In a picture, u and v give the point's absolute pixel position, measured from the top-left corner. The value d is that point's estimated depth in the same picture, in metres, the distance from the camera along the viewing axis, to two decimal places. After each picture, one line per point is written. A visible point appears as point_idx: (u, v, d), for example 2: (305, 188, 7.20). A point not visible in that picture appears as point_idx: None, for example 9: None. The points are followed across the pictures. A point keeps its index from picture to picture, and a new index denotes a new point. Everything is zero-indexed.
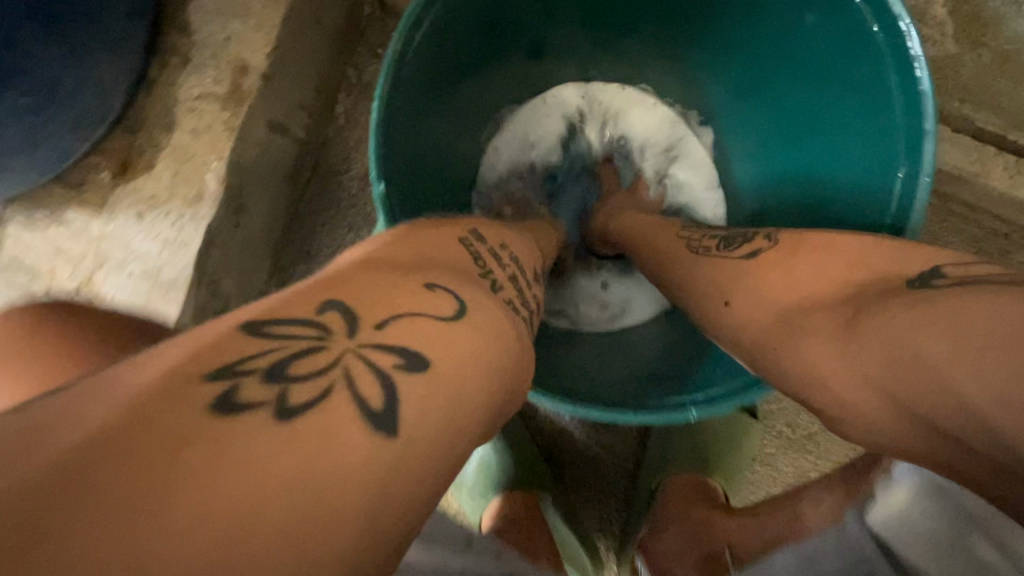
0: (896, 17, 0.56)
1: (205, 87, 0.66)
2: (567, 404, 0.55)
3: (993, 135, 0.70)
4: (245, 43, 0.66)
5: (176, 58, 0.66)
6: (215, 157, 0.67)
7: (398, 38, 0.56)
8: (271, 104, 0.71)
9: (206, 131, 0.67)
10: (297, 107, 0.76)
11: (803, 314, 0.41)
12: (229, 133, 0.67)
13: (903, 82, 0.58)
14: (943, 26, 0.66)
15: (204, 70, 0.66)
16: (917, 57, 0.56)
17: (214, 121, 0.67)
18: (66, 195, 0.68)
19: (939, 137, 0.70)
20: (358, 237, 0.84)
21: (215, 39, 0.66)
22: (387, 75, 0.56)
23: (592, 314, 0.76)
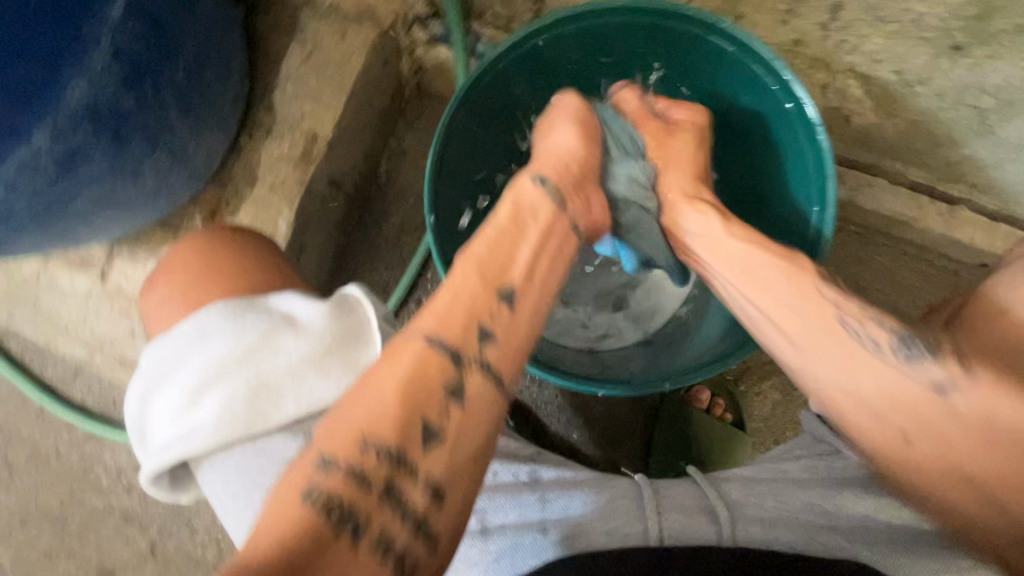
0: (787, 77, 0.63)
1: (283, 152, 0.84)
2: (570, 381, 0.65)
3: (925, 186, 0.81)
4: (316, 118, 0.84)
5: (261, 130, 0.85)
6: (287, 206, 0.83)
7: (434, 148, 0.65)
8: (332, 165, 0.88)
9: (281, 185, 0.83)
10: (350, 168, 0.93)
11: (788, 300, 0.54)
12: (300, 187, 0.83)
13: (803, 119, 0.64)
14: (862, 102, 0.75)
15: (283, 139, 0.84)
16: (806, 99, 0.62)
17: (288, 178, 0.83)
18: (167, 236, 0.84)
19: (880, 187, 0.81)
20: (394, 275, 0.99)
21: (292, 116, 0.84)
22: (430, 173, 0.65)
23: (631, 327, 0.83)
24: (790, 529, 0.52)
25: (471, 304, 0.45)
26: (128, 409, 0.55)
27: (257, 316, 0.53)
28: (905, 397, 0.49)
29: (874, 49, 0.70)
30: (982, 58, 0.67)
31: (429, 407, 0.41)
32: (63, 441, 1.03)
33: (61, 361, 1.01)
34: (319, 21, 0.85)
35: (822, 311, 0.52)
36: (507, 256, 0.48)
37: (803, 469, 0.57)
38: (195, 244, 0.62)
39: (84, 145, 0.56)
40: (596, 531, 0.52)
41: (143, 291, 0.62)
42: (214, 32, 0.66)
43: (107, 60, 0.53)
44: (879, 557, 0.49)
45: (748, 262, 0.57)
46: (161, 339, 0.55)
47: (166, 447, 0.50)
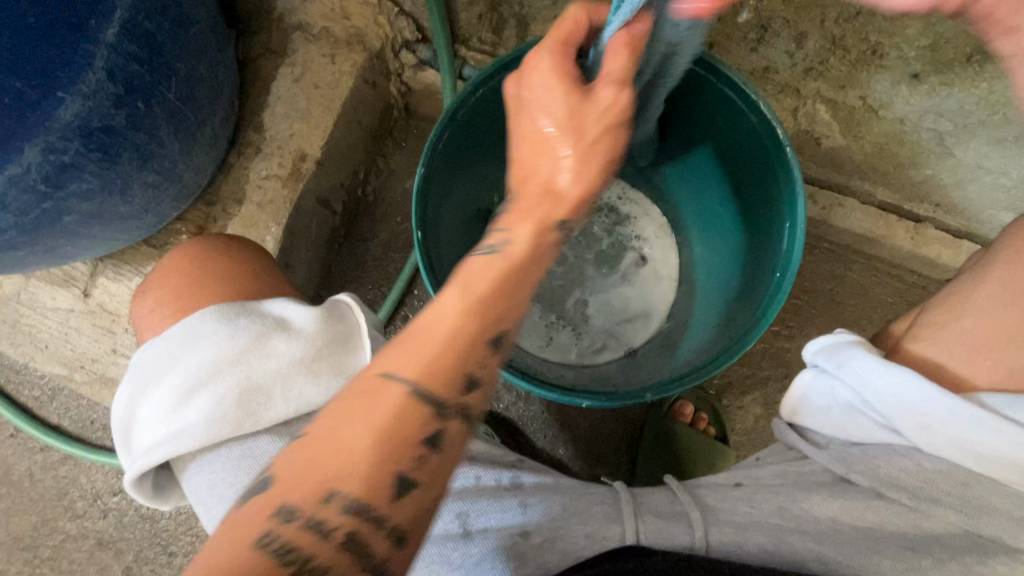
0: (757, 99, 0.66)
1: (272, 170, 0.85)
2: (553, 393, 0.66)
3: (892, 206, 0.85)
4: (305, 138, 0.86)
5: (250, 149, 0.86)
6: (275, 223, 0.84)
7: (421, 169, 0.67)
8: (319, 183, 0.89)
9: (270, 203, 0.84)
10: (337, 187, 0.95)
11: None
12: (288, 205, 0.84)
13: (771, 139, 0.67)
14: (830, 125, 0.79)
15: (272, 158, 0.85)
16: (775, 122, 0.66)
17: (276, 196, 0.85)
18: (152, 253, 0.84)
19: (851, 207, 0.84)
20: (380, 291, 1.00)
21: (281, 135, 0.86)
22: (417, 193, 0.67)
23: (614, 339, 0.85)
24: (761, 531, 0.54)
25: (449, 360, 0.41)
26: (115, 412, 0.55)
27: (249, 320, 0.54)
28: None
29: (839, 76, 0.75)
30: (938, 84, 0.71)
31: (404, 459, 0.38)
32: (37, 464, 1.00)
33: (38, 382, 0.99)
34: (309, 45, 0.87)
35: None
36: (509, 293, 0.45)
37: (775, 474, 0.58)
38: (190, 250, 0.63)
39: (74, 162, 0.57)
40: (575, 532, 0.55)
41: (133, 299, 0.63)
42: (207, 53, 0.68)
43: (101, 80, 0.54)
44: (840, 558, 0.52)
45: None
46: (154, 341, 0.56)
47: (151, 449, 0.50)
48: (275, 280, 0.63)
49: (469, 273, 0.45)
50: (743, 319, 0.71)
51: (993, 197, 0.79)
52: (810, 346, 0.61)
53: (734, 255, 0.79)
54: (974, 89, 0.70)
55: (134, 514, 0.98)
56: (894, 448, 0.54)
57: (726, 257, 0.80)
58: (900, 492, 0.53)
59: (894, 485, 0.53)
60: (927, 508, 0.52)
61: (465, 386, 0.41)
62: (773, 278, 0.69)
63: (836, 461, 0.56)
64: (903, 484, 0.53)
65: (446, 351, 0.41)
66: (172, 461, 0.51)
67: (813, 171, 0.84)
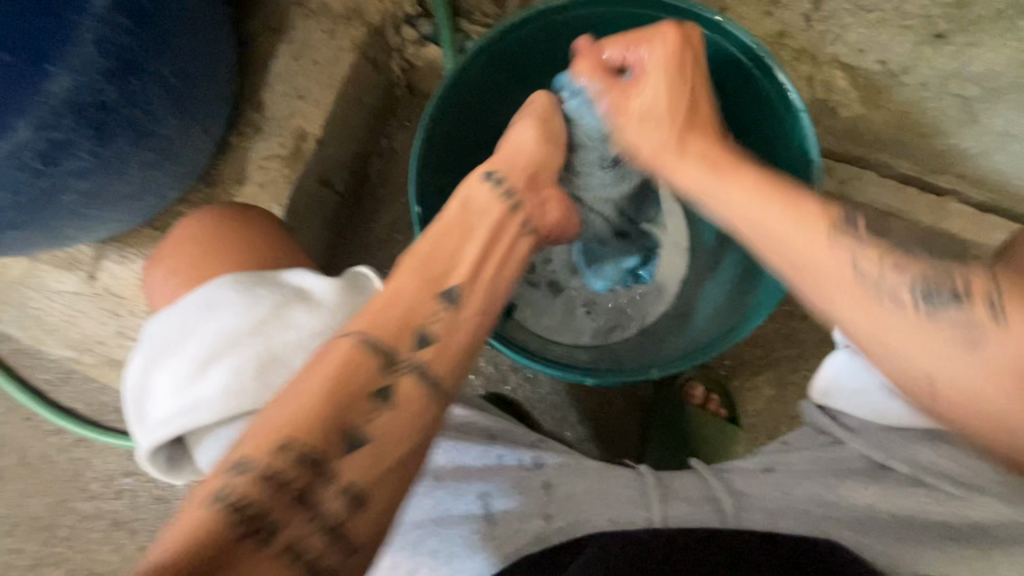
0: (769, 65, 0.63)
1: (272, 150, 0.84)
2: (562, 372, 0.65)
3: (913, 179, 0.81)
4: (305, 117, 0.84)
5: (250, 129, 0.85)
6: (277, 203, 0.83)
7: (418, 147, 0.65)
8: (321, 163, 0.87)
9: (270, 184, 0.83)
10: (340, 166, 0.93)
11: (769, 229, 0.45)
12: (290, 185, 0.83)
13: (787, 106, 0.64)
14: (849, 93, 0.74)
15: (272, 137, 0.84)
16: (790, 87, 0.63)
17: (277, 175, 0.83)
18: (155, 235, 0.83)
19: (869, 179, 0.81)
20: (385, 272, 0.99)
21: (281, 114, 0.84)
22: (415, 171, 0.65)
23: (624, 318, 0.84)
24: (794, 518, 0.52)
25: (358, 337, 0.42)
26: (130, 386, 0.54)
27: (270, 290, 0.54)
28: (890, 332, 0.40)
29: (858, 40, 0.70)
30: (962, 45, 0.68)
31: (333, 426, 0.39)
32: (53, 446, 1.02)
33: (50, 365, 1.00)
34: (308, 21, 0.85)
35: (841, 266, 0.42)
36: (448, 255, 0.48)
37: (805, 460, 0.57)
38: (205, 220, 0.62)
39: (67, 138, 0.56)
40: (599, 518, 0.54)
41: (149, 268, 0.62)
42: (202, 27, 0.67)
43: (92, 53, 0.53)
44: (874, 546, 0.50)
45: (760, 219, 0.45)
46: (170, 312, 0.55)
47: (166, 422, 0.49)
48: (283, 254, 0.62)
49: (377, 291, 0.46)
50: (756, 295, 0.69)
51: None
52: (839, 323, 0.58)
53: None
54: (1002, 49, 0.66)
55: (147, 495, 0.99)
56: (925, 431, 0.52)
57: None
58: (941, 479, 0.51)
59: (934, 471, 0.51)
60: (972, 496, 0.49)
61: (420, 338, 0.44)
62: None
63: (873, 446, 0.54)
64: (942, 472, 0.51)
65: (380, 322, 0.44)
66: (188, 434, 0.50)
67: (830, 141, 0.80)
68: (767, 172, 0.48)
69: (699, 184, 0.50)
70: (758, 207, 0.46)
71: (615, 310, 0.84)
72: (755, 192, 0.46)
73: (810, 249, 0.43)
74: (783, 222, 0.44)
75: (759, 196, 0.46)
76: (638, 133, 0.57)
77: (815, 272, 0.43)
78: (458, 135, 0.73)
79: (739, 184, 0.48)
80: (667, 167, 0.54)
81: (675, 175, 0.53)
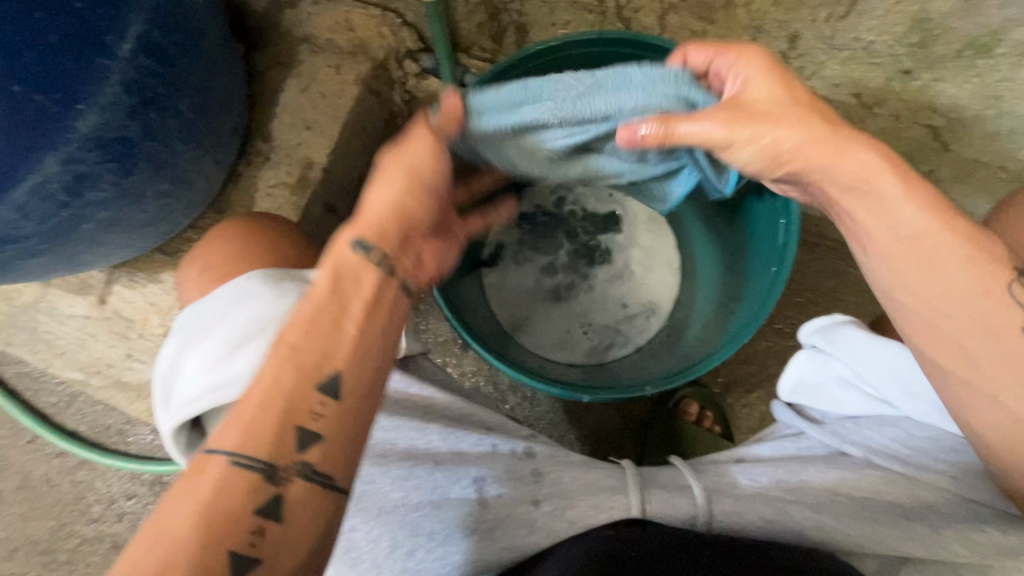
0: None
1: (280, 178, 0.88)
2: (554, 388, 0.68)
3: None
4: (312, 147, 0.88)
5: (259, 158, 0.89)
6: None
7: None
8: (327, 190, 0.91)
9: (278, 210, 0.87)
10: (344, 193, 0.96)
11: (929, 298, 0.48)
12: (296, 211, 0.87)
13: None
14: None
15: (280, 166, 0.88)
16: None
17: (284, 203, 0.87)
18: (165, 260, 0.86)
19: None
20: None
21: (289, 144, 0.88)
22: None
23: (619, 334, 0.86)
24: (760, 503, 0.55)
25: (233, 464, 0.41)
26: (160, 370, 0.57)
27: (292, 285, 0.57)
28: (1009, 376, 0.46)
29: (832, 74, 0.75)
30: (929, 80, 0.71)
31: (238, 532, 0.40)
32: (55, 469, 1.02)
33: (55, 388, 1.02)
34: (315, 56, 0.90)
35: (1014, 334, 0.46)
36: (325, 335, 0.45)
37: (773, 450, 0.61)
38: (232, 226, 0.65)
39: (92, 171, 0.59)
40: (583, 504, 0.55)
41: (181, 270, 0.65)
42: (217, 66, 0.71)
43: (118, 92, 0.56)
44: (839, 526, 0.53)
45: (922, 240, 0.48)
46: (202, 302, 0.58)
47: (194, 400, 0.52)
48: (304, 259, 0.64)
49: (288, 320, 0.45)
50: (744, 312, 0.72)
51: (995, 191, 0.78)
52: (804, 327, 0.64)
53: (739, 245, 0.79)
54: (965, 84, 0.70)
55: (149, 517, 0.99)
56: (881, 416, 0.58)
57: (733, 256, 0.80)
58: (892, 460, 0.55)
59: (887, 454, 0.56)
60: (919, 474, 0.54)
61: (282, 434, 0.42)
62: (774, 258, 0.70)
63: (830, 433, 0.59)
64: (895, 453, 0.56)
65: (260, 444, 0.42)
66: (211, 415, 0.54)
67: None
68: (946, 204, 0.49)
69: (886, 201, 0.49)
70: (927, 237, 0.48)
71: (613, 324, 0.87)
72: (970, 251, 0.48)
73: (987, 319, 0.47)
74: (971, 289, 0.47)
75: (925, 211, 0.48)
76: (908, 220, 0.49)
77: (968, 348, 0.47)
78: None
79: (949, 260, 0.48)
80: (900, 271, 0.49)
81: (927, 279, 0.48)
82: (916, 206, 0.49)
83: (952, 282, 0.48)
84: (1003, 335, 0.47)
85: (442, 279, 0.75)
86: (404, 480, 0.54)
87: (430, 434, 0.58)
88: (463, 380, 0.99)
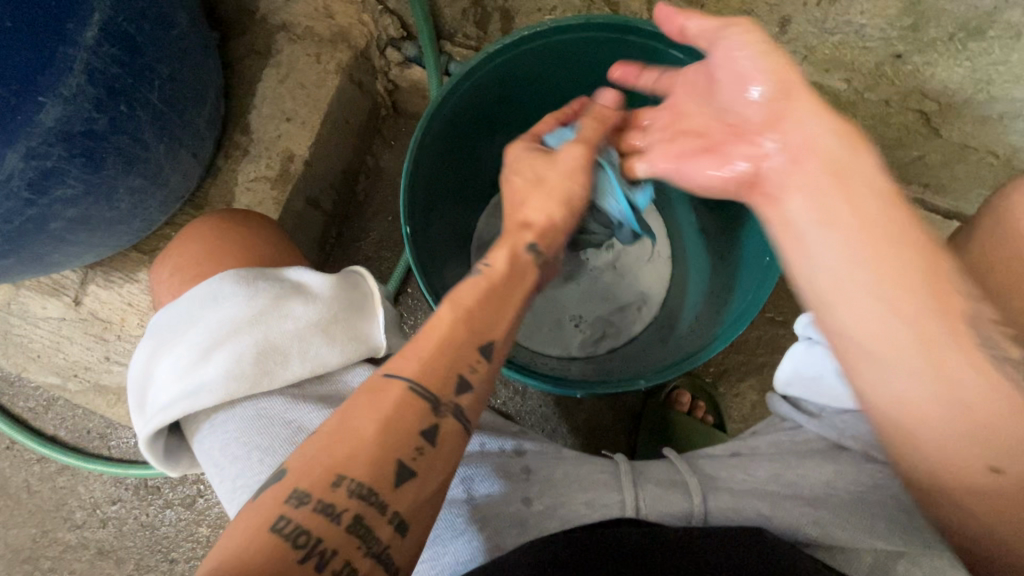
0: None
1: (260, 171, 0.85)
2: (545, 384, 0.67)
3: None
4: (292, 138, 0.85)
5: (238, 151, 0.86)
6: None
7: (406, 171, 0.66)
8: (309, 183, 0.88)
9: (258, 205, 0.84)
10: (327, 186, 0.94)
11: (860, 305, 0.43)
12: (278, 206, 0.84)
13: None
14: None
15: (260, 159, 0.85)
16: None
17: (265, 197, 0.84)
18: (142, 259, 0.83)
19: None
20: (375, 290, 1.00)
21: (269, 137, 0.85)
22: (405, 195, 0.66)
23: (610, 325, 0.86)
24: (757, 497, 0.55)
25: (246, 537, 0.36)
26: (131, 374, 0.56)
27: (267, 284, 0.56)
28: (919, 363, 0.41)
29: (823, 59, 0.74)
30: (920, 64, 0.70)
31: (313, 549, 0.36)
32: (34, 475, 0.99)
33: (32, 393, 0.99)
34: (293, 45, 0.87)
35: (931, 324, 0.41)
36: (463, 347, 0.45)
37: (769, 443, 0.61)
38: (207, 222, 0.64)
39: (58, 167, 0.56)
40: (576, 500, 0.55)
41: (153, 268, 0.63)
42: (189, 55, 0.68)
43: (82, 83, 0.53)
44: (837, 520, 0.53)
45: (873, 226, 0.43)
46: (171, 304, 0.56)
47: (166, 407, 0.51)
48: (282, 256, 0.63)
49: (463, 329, 0.46)
50: (736, 301, 0.72)
51: (983, 176, 0.78)
52: (800, 319, 0.65)
53: (730, 232, 0.77)
54: (956, 68, 0.69)
55: (134, 522, 0.97)
56: None
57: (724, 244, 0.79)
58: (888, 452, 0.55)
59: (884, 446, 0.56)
60: None
61: (348, 524, 0.37)
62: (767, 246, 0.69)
63: (828, 428, 0.59)
64: None
65: (249, 536, 0.36)
66: (187, 420, 0.52)
67: None
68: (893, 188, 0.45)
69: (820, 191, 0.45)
70: (875, 218, 0.43)
71: (601, 317, 0.86)
72: (917, 244, 0.43)
73: (918, 313, 0.41)
74: (901, 272, 0.42)
75: (869, 191, 0.44)
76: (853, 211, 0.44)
77: (901, 352, 0.41)
78: (442, 157, 0.75)
79: (879, 251, 0.43)
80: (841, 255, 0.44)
81: (875, 267, 0.42)
82: (844, 209, 0.44)
83: (885, 276, 0.42)
84: (888, 320, 0.42)
85: (429, 274, 0.73)
86: None
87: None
88: None
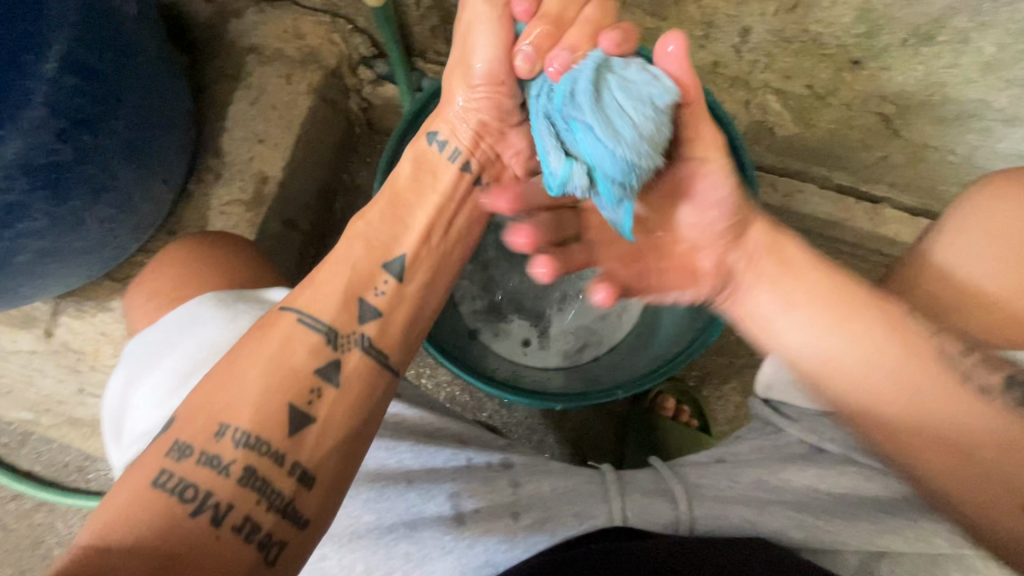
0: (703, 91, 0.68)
1: (234, 195, 0.84)
2: (521, 398, 0.67)
3: (849, 189, 0.87)
4: (265, 160, 0.85)
5: (210, 175, 0.85)
6: None
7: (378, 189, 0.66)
8: (285, 205, 0.88)
9: (233, 228, 0.83)
10: (305, 206, 0.93)
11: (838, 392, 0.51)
12: (253, 228, 0.83)
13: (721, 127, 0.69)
14: (782, 114, 0.81)
15: (233, 182, 0.85)
16: (723, 112, 0.68)
17: (240, 220, 0.84)
18: (115, 287, 0.82)
19: (810, 192, 0.87)
20: None
21: (241, 159, 0.85)
22: None
23: (591, 334, 0.86)
24: (738, 506, 0.55)
25: (136, 486, 0.40)
26: (108, 405, 0.54)
27: (248, 305, 0.55)
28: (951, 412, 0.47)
29: (784, 67, 0.76)
30: (877, 69, 0.72)
31: (197, 484, 0.41)
32: (10, 513, 0.97)
33: (6, 428, 0.96)
34: (263, 67, 0.87)
35: (897, 367, 0.49)
36: (358, 286, 0.52)
37: (752, 448, 0.61)
38: (182, 246, 0.63)
39: (21, 200, 0.56)
40: (565, 517, 0.54)
41: (128, 295, 0.63)
42: (157, 83, 0.67)
43: (44, 115, 0.53)
44: (818, 524, 0.54)
45: (809, 283, 0.55)
46: (150, 330, 0.56)
47: (145, 434, 0.50)
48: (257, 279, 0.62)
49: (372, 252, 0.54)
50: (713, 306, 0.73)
51: (944, 174, 0.81)
52: None
53: None
54: (912, 72, 0.71)
55: None
56: None
57: None
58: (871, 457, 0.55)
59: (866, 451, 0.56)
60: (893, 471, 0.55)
61: (238, 476, 0.41)
62: None
63: (809, 432, 0.58)
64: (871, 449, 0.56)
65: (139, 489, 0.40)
66: None
67: (770, 158, 0.87)
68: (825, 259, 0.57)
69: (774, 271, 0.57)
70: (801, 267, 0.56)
71: (580, 329, 0.86)
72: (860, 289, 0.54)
73: (881, 354, 0.50)
74: (870, 333, 0.51)
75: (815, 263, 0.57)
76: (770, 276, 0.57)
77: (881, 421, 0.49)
78: None
79: (821, 302, 0.54)
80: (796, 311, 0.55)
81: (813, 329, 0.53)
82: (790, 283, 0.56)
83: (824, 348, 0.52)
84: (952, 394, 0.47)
85: None
86: (375, 501, 0.53)
87: (400, 452, 0.56)
88: (438, 391, 0.98)
